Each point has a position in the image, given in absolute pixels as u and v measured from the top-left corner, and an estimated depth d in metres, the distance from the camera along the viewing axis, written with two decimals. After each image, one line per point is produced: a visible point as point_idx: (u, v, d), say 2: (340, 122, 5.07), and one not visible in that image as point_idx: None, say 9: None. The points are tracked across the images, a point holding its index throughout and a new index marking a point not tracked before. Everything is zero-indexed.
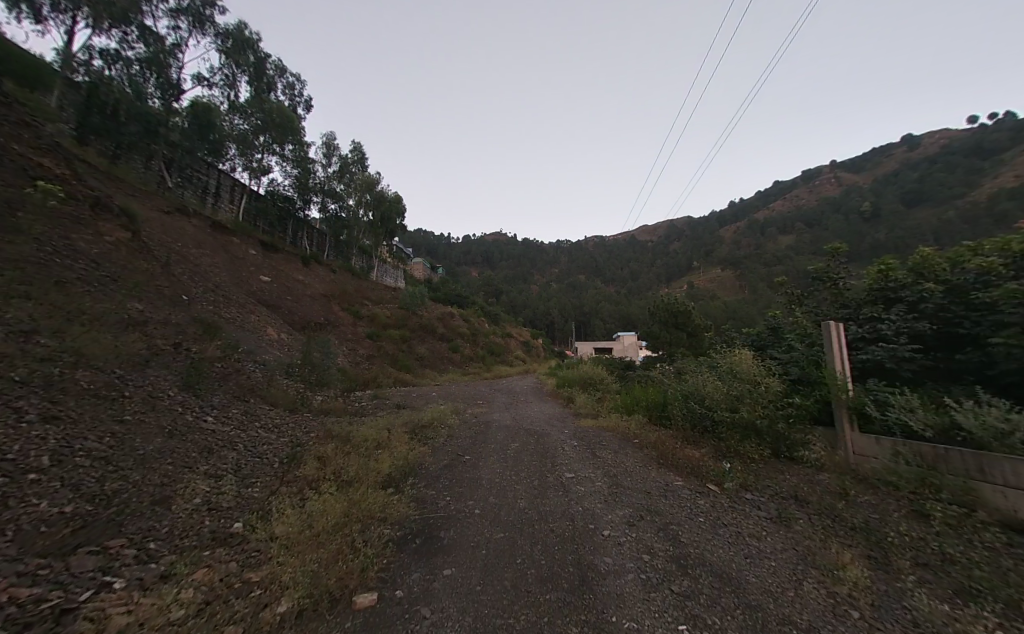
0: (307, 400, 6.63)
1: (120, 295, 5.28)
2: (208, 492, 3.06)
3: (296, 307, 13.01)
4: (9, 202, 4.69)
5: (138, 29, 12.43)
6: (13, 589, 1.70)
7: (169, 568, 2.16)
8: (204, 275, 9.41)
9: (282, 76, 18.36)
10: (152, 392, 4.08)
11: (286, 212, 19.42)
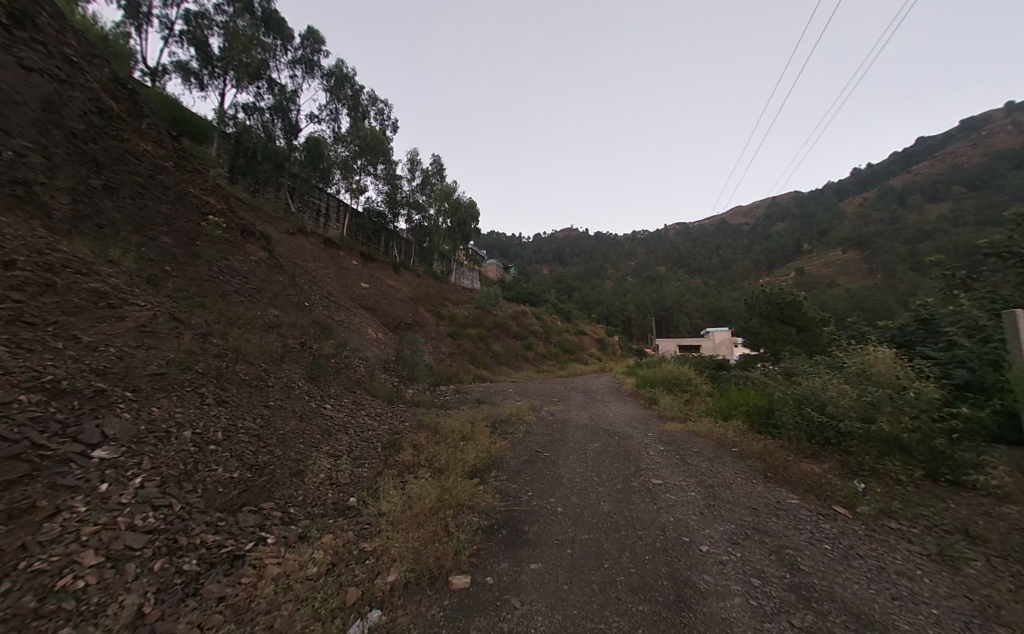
0: (401, 392, 7.38)
1: (262, 303, 6.48)
2: (329, 468, 3.59)
3: (388, 309, 14.50)
4: (192, 233, 6.03)
5: (268, 83, 15.10)
6: (203, 534, 2.20)
7: (304, 531, 2.59)
8: (318, 284, 11.02)
9: (373, 104, 20.64)
10: (287, 382, 4.93)
11: (380, 225, 21.82)
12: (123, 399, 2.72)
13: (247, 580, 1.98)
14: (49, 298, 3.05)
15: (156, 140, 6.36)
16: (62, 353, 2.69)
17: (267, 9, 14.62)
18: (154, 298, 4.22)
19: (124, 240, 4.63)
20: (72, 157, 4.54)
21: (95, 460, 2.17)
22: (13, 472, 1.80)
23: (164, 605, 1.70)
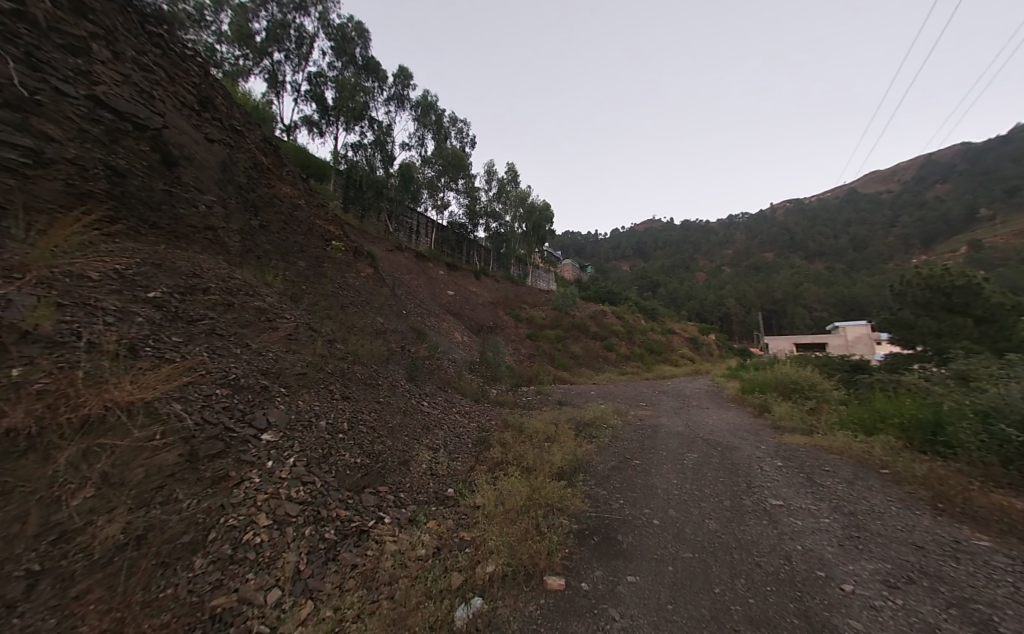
0: (487, 392, 7.74)
1: (370, 312, 7.44)
2: (430, 460, 3.93)
3: (472, 314, 15.35)
4: (319, 256, 7.22)
5: (369, 122, 17.37)
6: (339, 507, 2.58)
7: (412, 515, 2.88)
8: (412, 293, 12.22)
9: (454, 124, 22.28)
10: (393, 381, 5.55)
11: (462, 235, 23.33)
12: (279, 392, 3.34)
13: (371, 553, 2.29)
14: (229, 314, 3.92)
15: (292, 183, 7.80)
16: (239, 355, 3.43)
17: (367, 58, 16.87)
18: (295, 310, 5.14)
19: (274, 265, 5.77)
20: (239, 204, 5.83)
21: (262, 441, 2.70)
22: (213, 449, 2.39)
23: (312, 566, 2.07)
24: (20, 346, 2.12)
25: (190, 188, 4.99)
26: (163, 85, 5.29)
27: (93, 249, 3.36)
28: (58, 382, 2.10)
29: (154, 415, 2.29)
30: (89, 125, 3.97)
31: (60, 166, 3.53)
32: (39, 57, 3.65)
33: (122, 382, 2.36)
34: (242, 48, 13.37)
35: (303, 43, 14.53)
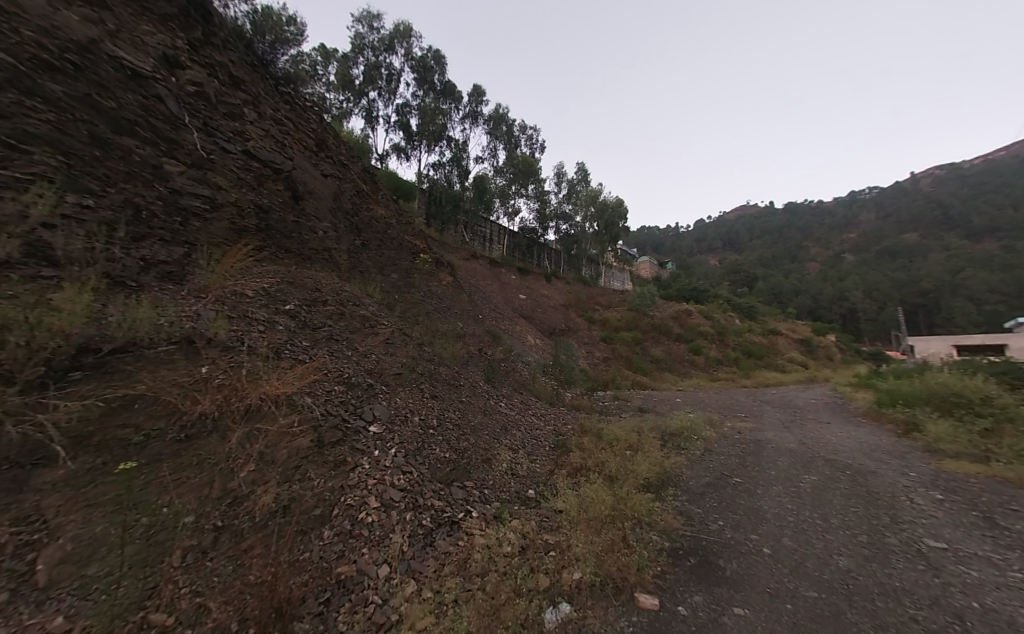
0: (563, 396, 7.67)
1: (452, 318, 7.97)
2: (510, 460, 4.02)
3: (545, 317, 15.39)
4: (407, 268, 7.98)
5: (447, 141, 18.71)
6: (433, 497, 2.78)
7: (497, 513, 2.96)
8: (488, 299, 12.75)
9: (524, 132, 22.84)
10: (473, 382, 5.84)
11: (533, 239, 23.62)
12: (380, 390, 3.75)
13: (462, 544, 2.43)
14: (341, 321, 4.55)
15: (386, 204, 8.78)
16: (349, 357, 3.94)
17: (445, 82, 18.24)
18: (390, 317, 5.75)
19: (372, 278, 6.55)
20: (346, 226, 6.74)
21: (369, 432, 3.05)
22: (334, 436, 2.77)
23: (413, 548, 2.26)
24: (205, 351, 2.78)
25: (312, 217, 5.92)
26: (292, 133, 6.44)
27: (248, 272, 4.19)
28: (229, 378, 2.68)
29: (292, 406, 2.78)
30: (244, 174, 5.02)
31: (227, 208, 4.53)
32: (211, 125, 4.83)
33: (271, 378, 2.89)
34: (346, 92, 15.55)
35: (393, 79, 16.33)
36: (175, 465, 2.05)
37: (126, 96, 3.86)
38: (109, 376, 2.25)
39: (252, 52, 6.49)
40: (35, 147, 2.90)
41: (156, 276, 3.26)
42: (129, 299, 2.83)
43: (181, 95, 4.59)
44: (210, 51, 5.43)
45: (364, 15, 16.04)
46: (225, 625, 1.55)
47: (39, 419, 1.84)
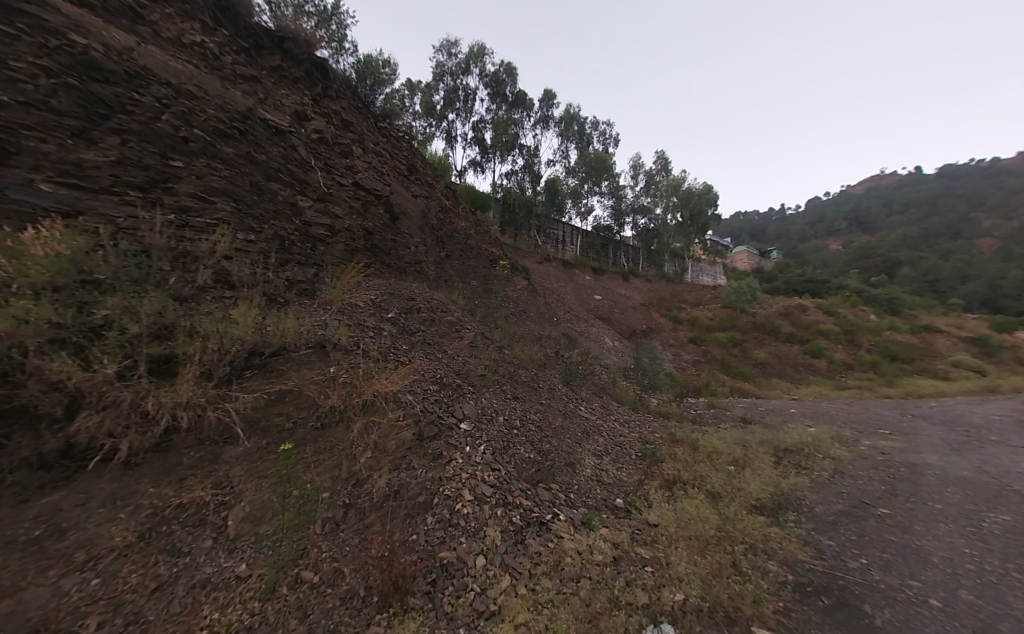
0: (647, 401, 7.21)
1: (529, 322, 8.10)
2: (595, 467, 3.90)
3: (625, 318, 14.65)
4: (485, 275, 8.38)
5: (520, 149, 19.22)
6: (521, 496, 2.83)
7: (585, 518, 2.89)
8: (563, 301, 12.66)
9: (596, 129, 22.34)
10: (552, 384, 5.85)
11: (608, 238, 22.78)
12: (468, 390, 3.98)
13: (552, 545, 2.43)
14: (432, 327, 4.97)
15: (466, 216, 9.36)
16: (440, 359, 4.28)
17: (517, 92, 18.78)
18: (473, 322, 6.08)
19: (456, 286, 7.02)
20: (433, 240, 7.36)
21: (460, 429, 3.24)
22: (431, 431, 3.01)
23: (506, 544, 2.32)
24: (331, 354, 3.29)
25: (406, 233, 6.60)
26: (388, 161, 7.29)
27: (357, 285, 4.83)
28: (349, 376, 3.13)
29: (397, 401, 3.12)
30: (354, 201, 5.83)
31: (342, 233, 5.31)
32: (328, 164, 5.75)
33: (381, 377, 3.26)
34: (428, 118, 17.08)
35: (468, 98, 17.44)
36: (314, 449, 2.48)
37: (271, 150, 4.85)
38: (268, 374, 2.82)
39: (357, 97, 7.56)
40: (217, 201, 3.89)
41: (295, 293, 3.97)
42: (279, 312, 3.49)
43: (307, 143, 5.58)
44: (327, 102, 6.50)
45: (442, 44, 17.47)
46: (356, 589, 1.83)
47: (228, 407, 2.42)
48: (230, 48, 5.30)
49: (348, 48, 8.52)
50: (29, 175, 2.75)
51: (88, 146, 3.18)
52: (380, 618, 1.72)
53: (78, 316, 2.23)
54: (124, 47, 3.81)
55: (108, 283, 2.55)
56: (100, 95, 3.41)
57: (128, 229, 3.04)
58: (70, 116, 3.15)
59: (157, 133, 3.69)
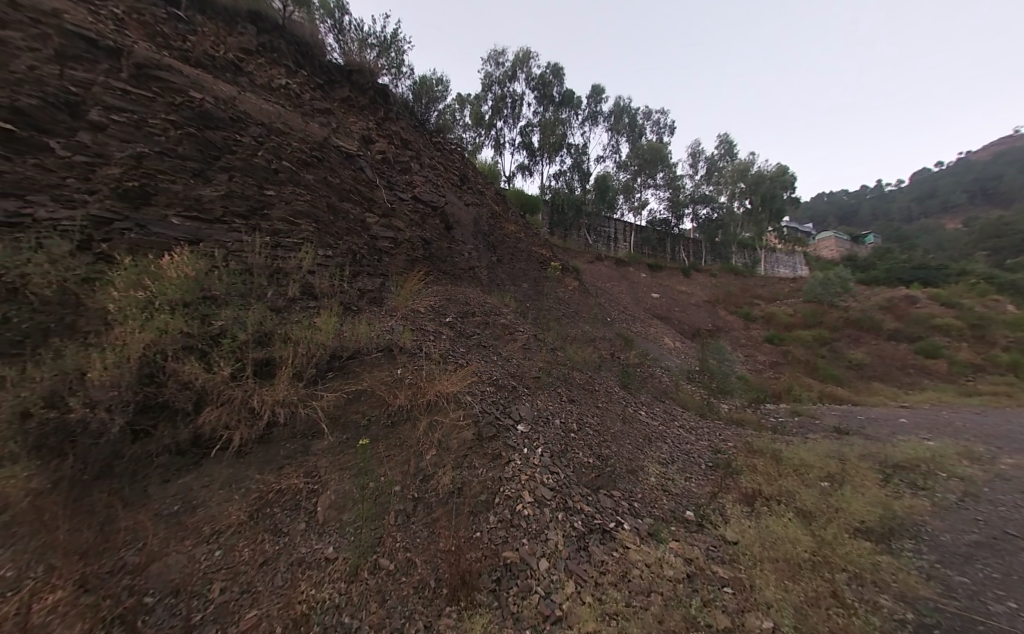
0: (716, 407, 6.64)
1: (582, 323, 7.94)
2: (659, 475, 3.69)
3: (686, 317, 13.70)
4: (536, 277, 8.40)
5: (568, 148, 19.03)
6: (582, 502, 2.77)
7: (652, 529, 2.74)
8: (617, 301, 12.21)
9: (648, 120, 21.34)
10: (609, 387, 5.67)
11: (665, 232, 21.53)
12: (524, 392, 4.01)
13: (617, 554, 2.34)
14: (486, 330, 5.10)
15: (516, 220, 9.48)
16: (496, 361, 4.38)
17: (564, 92, 18.66)
18: (526, 324, 6.12)
19: (508, 289, 7.13)
20: (485, 246, 7.57)
21: (518, 431, 3.27)
22: (490, 431, 3.07)
23: (568, 549, 2.29)
24: (398, 357, 3.53)
25: (460, 241, 6.86)
26: (443, 174, 7.67)
27: (418, 292, 5.12)
28: (414, 377, 3.33)
29: (457, 402, 3.24)
30: (413, 214, 6.21)
31: (404, 244, 5.68)
32: (390, 181, 6.21)
33: (442, 379, 3.41)
34: (478, 128, 17.66)
35: (515, 104, 17.72)
36: (386, 445, 2.69)
37: (343, 173, 5.37)
38: (345, 375, 3.11)
39: (414, 116, 8.08)
40: (302, 223, 4.40)
41: (366, 301, 4.33)
42: (353, 319, 3.82)
43: (372, 163, 6.08)
44: (388, 124, 7.03)
45: (490, 55, 17.96)
46: (426, 579, 1.94)
47: (314, 405, 2.71)
48: (309, 86, 5.99)
49: (405, 71, 9.14)
50: (165, 213, 3.44)
51: (205, 183, 3.85)
52: (449, 611, 1.80)
53: (201, 326, 2.68)
54: (228, 99, 4.53)
55: (223, 298, 3.03)
56: (212, 140, 4.10)
57: (235, 251, 3.61)
58: (192, 160, 3.86)
59: (255, 167, 4.32)
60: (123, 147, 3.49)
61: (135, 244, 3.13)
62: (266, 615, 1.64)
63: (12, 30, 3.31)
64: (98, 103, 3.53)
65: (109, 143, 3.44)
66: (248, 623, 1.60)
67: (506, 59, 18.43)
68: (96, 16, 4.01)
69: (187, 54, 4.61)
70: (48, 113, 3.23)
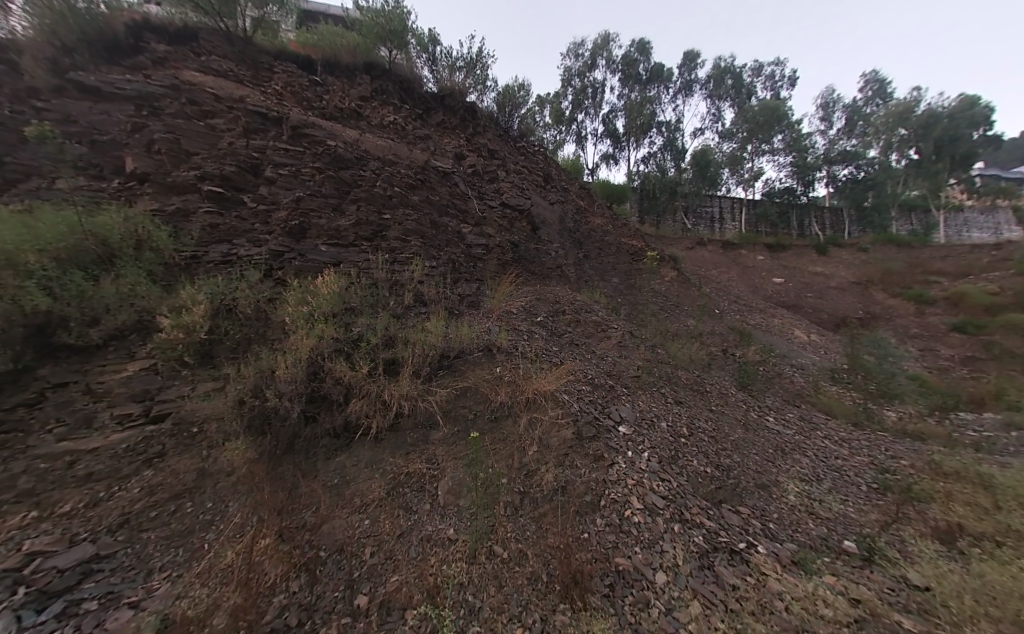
0: (875, 415, 5.27)
1: (684, 317, 7.20)
2: (800, 495, 3.10)
3: (823, 304, 11.24)
4: (628, 270, 7.93)
5: (658, 128, 17.54)
6: (702, 515, 2.50)
7: (795, 556, 2.31)
8: (726, 291, 10.71)
9: (758, 77, 18.31)
10: (723, 388, 5.01)
11: (788, 204, 18.06)
12: (623, 392, 3.82)
13: (752, 580, 2.04)
14: (578, 328, 5.01)
15: (603, 213, 9.12)
16: (590, 359, 4.27)
17: (651, 68, 17.29)
18: (620, 321, 5.82)
19: (598, 286, 6.88)
20: (572, 243, 7.45)
21: (620, 432, 3.12)
22: (590, 431, 3.00)
23: (689, 566, 2.08)
24: (496, 356, 3.69)
25: (547, 240, 6.89)
26: (529, 177, 7.82)
27: (511, 294, 5.30)
28: (512, 375, 3.45)
29: (556, 400, 3.25)
30: (502, 219, 6.47)
31: (496, 249, 5.95)
32: (482, 192, 6.60)
33: (539, 377, 3.46)
34: (559, 125, 17.55)
35: (597, 93, 17.10)
36: (493, 440, 2.84)
37: (441, 190, 5.90)
38: (453, 373, 3.38)
39: (498, 126, 8.45)
40: (411, 239, 4.97)
41: (465, 305, 4.66)
42: (457, 322, 4.14)
43: (464, 178, 6.55)
44: (477, 138, 7.49)
45: (569, 48, 17.67)
46: (539, 573, 1.98)
47: (430, 399, 3.01)
48: (410, 117, 6.75)
49: (490, 85, 9.57)
50: (315, 243, 4.27)
51: (341, 215, 4.66)
52: (564, 608, 1.81)
53: (345, 333, 3.24)
54: (353, 141, 5.41)
55: (358, 308, 3.62)
56: (343, 178, 4.94)
57: (363, 269, 4.27)
58: (331, 197, 4.72)
59: (375, 196, 5.05)
60: (287, 194, 4.46)
61: (299, 269, 3.95)
62: (406, 582, 1.89)
63: (221, 121, 4.62)
64: (269, 162, 4.57)
65: (277, 192, 4.43)
66: (393, 585, 1.87)
67: (585, 49, 17.93)
68: (266, 96, 5.28)
69: (323, 111, 5.67)
70: (241, 176, 4.34)
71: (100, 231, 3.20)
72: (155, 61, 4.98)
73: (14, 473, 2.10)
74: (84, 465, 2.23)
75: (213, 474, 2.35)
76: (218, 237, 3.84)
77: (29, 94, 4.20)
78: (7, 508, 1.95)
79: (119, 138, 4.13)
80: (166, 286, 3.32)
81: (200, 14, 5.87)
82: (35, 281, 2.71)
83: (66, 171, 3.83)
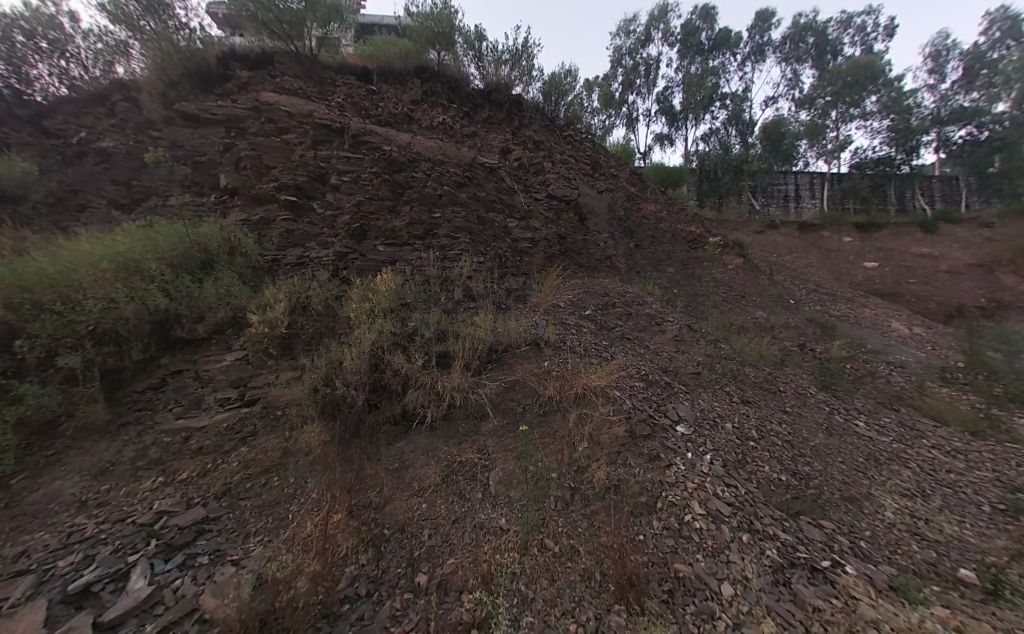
0: (1004, 424, 4.35)
1: (750, 308, 6.53)
2: (899, 512, 2.69)
3: (930, 291, 9.54)
4: (685, 259, 7.40)
5: (721, 101, 16.06)
6: (775, 527, 2.27)
7: (894, 581, 2.01)
8: (804, 278, 9.54)
9: (845, 30, 15.89)
10: (799, 388, 4.48)
11: (884, 176, 15.51)
12: (680, 389, 3.58)
13: (839, 603, 1.79)
14: (629, 321, 4.79)
15: (656, 199, 8.59)
16: (643, 354, 4.06)
17: (713, 35, 15.84)
18: (676, 313, 5.46)
19: (651, 276, 6.51)
20: (622, 232, 7.12)
21: (677, 433, 2.94)
22: (644, 430, 2.86)
23: (762, 580, 1.91)
24: (545, 350, 3.65)
25: (596, 230, 6.66)
26: (576, 166, 7.60)
27: (558, 287, 5.22)
28: (560, 370, 3.40)
29: (608, 396, 3.15)
30: (548, 212, 6.37)
31: (542, 242, 5.88)
32: (529, 186, 6.56)
33: (588, 373, 3.37)
34: (609, 109, 16.79)
35: (651, 70, 16.08)
36: (544, 433, 2.85)
37: (488, 186, 5.96)
38: (502, 366, 3.42)
39: (545, 118, 8.29)
40: (460, 236, 5.09)
41: (513, 299, 4.66)
42: (505, 316, 4.17)
43: (510, 172, 6.55)
44: (523, 130, 7.45)
45: (620, 26, 16.74)
46: (592, 571, 1.95)
47: (481, 392, 3.08)
48: (458, 116, 6.90)
49: (536, 75, 9.36)
50: (375, 243, 4.56)
51: (395, 216, 4.91)
52: (619, 609, 1.76)
53: (403, 329, 3.44)
54: (406, 145, 5.67)
55: (413, 304, 3.82)
56: (398, 180, 5.20)
57: (417, 267, 4.48)
58: (387, 200, 5.00)
59: (426, 195, 5.25)
60: (349, 199, 4.81)
61: (360, 268, 4.24)
62: (462, 566, 1.97)
63: (293, 135, 5.10)
64: (333, 170, 4.96)
65: (341, 198, 4.79)
66: (450, 568, 1.96)
67: (637, 26, 16.92)
68: (330, 109, 5.71)
69: (379, 118, 6.01)
70: (311, 184, 4.76)
71: (202, 240, 3.71)
72: (240, 86, 5.63)
73: (147, 445, 2.56)
74: (196, 440, 2.65)
75: (294, 454, 2.63)
76: (293, 242, 4.26)
77: (148, 126, 5.01)
78: (143, 473, 2.39)
79: (214, 157, 4.74)
80: (254, 287, 3.77)
81: (275, 39, 6.55)
82: (156, 284, 3.24)
83: (176, 189, 4.50)
